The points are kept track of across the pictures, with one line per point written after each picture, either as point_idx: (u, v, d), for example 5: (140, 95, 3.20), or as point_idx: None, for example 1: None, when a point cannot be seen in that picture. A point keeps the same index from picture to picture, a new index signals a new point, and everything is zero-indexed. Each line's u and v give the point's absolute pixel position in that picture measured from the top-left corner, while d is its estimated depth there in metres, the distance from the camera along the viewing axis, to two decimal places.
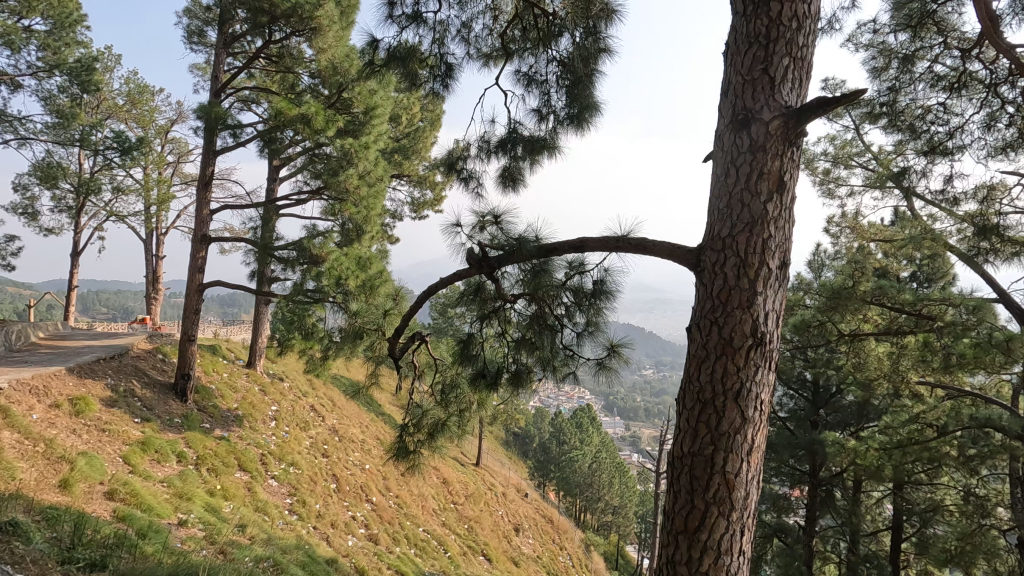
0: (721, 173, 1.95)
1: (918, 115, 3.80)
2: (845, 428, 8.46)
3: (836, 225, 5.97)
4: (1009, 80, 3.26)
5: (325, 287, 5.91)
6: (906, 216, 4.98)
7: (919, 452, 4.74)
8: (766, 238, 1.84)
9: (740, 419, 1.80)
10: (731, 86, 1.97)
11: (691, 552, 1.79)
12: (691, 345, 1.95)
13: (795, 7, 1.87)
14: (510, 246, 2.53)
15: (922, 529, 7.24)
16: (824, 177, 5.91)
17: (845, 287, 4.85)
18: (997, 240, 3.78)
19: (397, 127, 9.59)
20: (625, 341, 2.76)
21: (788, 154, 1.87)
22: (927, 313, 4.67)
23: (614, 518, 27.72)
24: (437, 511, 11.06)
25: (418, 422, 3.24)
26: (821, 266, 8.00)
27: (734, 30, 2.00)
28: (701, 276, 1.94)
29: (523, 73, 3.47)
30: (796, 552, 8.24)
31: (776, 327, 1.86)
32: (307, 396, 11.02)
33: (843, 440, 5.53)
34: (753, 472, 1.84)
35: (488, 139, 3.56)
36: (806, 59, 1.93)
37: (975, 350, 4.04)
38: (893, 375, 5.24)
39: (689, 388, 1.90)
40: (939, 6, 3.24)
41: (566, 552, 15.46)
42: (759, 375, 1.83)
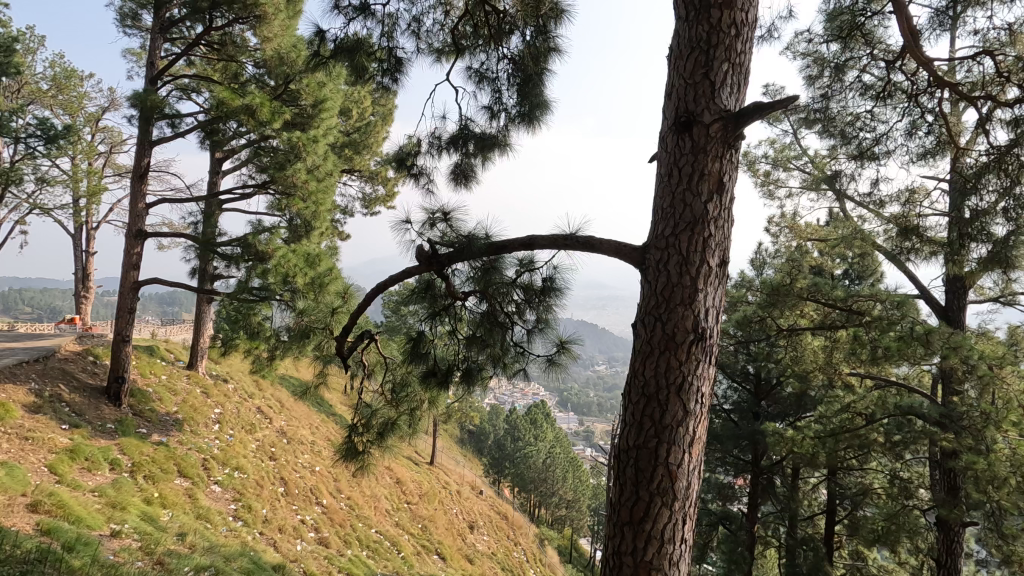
0: (665, 174, 2.01)
1: (848, 122, 4.01)
2: (785, 418, 8.86)
3: (776, 225, 6.24)
4: (928, 90, 3.46)
5: (272, 284, 5.68)
6: (839, 216, 5.22)
7: (851, 439, 5.13)
8: (707, 237, 1.90)
9: (682, 413, 1.86)
10: (674, 89, 2.03)
11: (636, 542, 1.84)
12: (636, 341, 2.00)
13: (734, 15, 1.95)
14: (459, 245, 2.52)
15: (853, 511, 7.69)
16: (765, 179, 6.17)
17: (783, 284, 5.19)
18: (917, 240, 4.05)
19: (348, 121, 9.36)
20: (575, 338, 2.81)
21: (728, 156, 1.93)
22: (858, 308, 4.92)
23: (568, 512, 28.16)
24: (391, 511, 10.93)
25: (367, 422, 3.20)
26: (762, 264, 8.36)
27: (677, 34, 2.06)
28: (646, 274, 2.00)
29: (475, 70, 3.46)
30: (739, 538, 8.59)
31: (716, 322, 1.93)
32: (253, 398, 10.63)
33: (781, 430, 5.68)
34: (695, 463, 1.90)
35: (439, 135, 3.52)
36: (744, 65, 2.00)
37: (899, 343, 4.32)
38: (827, 366, 5.51)
39: (635, 383, 1.95)
40: (867, 19, 3.42)
41: (521, 547, 15.57)
42: (701, 370, 1.89)
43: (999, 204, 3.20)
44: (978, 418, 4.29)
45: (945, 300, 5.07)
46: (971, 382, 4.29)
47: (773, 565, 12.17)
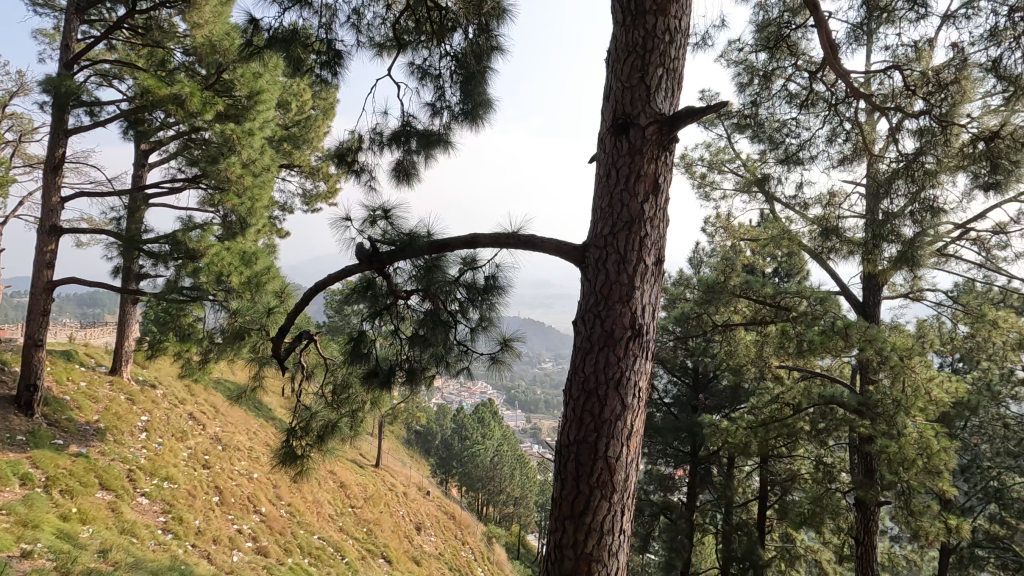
0: (604, 174, 2.05)
1: (776, 128, 4.23)
2: (721, 410, 9.27)
3: (711, 225, 6.50)
4: (846, 100, 3.69)
5: (203, 284, 5.41)
6: (769, 217, 5.49)
7: (779, 428, 5.44)
8: (643, 236, 1.96)
9: (620, 407, 1.91)
10: (613, 92, 2.08)
11: (576, 535, 1.88)
12: (577, 338, 2.04)
13: (668, 22, 2.02)
14: (401, 243, 2.49)
15: (783, 496, 8.15)
16: (702, 181, 6.41)
17: (718, 282, 5.43)
18: (837, 241, 4.34)
19: (286, 114, 9.03)
20: (517, 335, 2.84)
21: (663, 158, 2.00)
22: (785, 305, 5.22)
23: (515, 509, 28.34)
24: (334, 516, 10.68)
25: (306, 425, 3.10)
26: (699, 262, 8.70)
27: (615, 39, 2.11)
28: (586, 273, 2.04)
29: (417, 66, 3.42)
30: (679, 527, 8.93)
31: (652, 319, 2.00)
32: (184, 403, 10.07)
33: (716, 422, 5.94)
34: (632, 455, 1.96)
35: (381, 131, 3.45)
36: (678, 70, 2.07)
37: (822, 337, 4.62)
38: (758, 360, 5.82)
39: (575, 379, 1.99)
40: (791, 31, 3.62)
41: (468, 546, 15.56)
42: (638, 365, 1.95)
43: (906, 208, 3.47)
44: (890, 405, 4.63)
45: (863, 296, 5.44)
46: (885, 371, 4.65)
47: (711, 551, 12.73)
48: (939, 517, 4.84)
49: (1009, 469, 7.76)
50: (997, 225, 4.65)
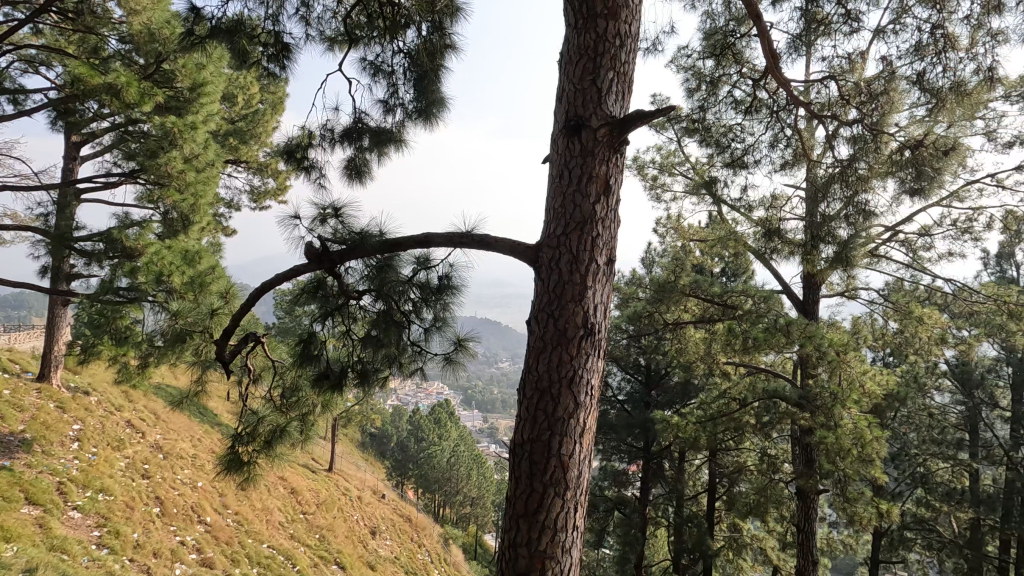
0: (557, 175, 2.07)
1: (722, 132, 4.37)
2: (672, 406, 9.54)
3: (663, 226, 6.67)
4: (786, 107, 3.85)
5: (142, 285, 5.14)
6: (716, 218, 5.68)
7: (727, 422, 5.64)
8: (595, 237, 1.99)
9: (573, 405, 1.94)
10: (565, 94, 2.11)
11: (530, 533, 1.89)
12: (531, 337, 2.06)
13: (618, 26, 2.06)
14: (353, 242, 2.45)
15: (731, 488, 8.46)
16: (653, 183, 6.57)
17: (669, 281, 5.59)
18: (779, 242, 4.53)
19: (232, 107, 8.67)
20: (472, 335, 2.83)
21: (614, 160, 2.03)
22: (733, 303, 5.42)
23: (472, 509, 28.26)
24: (284, 523, 10.37)
25: (253, 430, 2.99)
26: (652, 262, 8.91)
27: (567, 41, 2.13)
28: (539, 273, 2.06)
29: (369, 62, 3.36)
30: (633, 521, 9.13)
31: (604, 318, 2.03)
32: (121, 410, 9.53)
33: (667, 418, 6.10)
34: (585, 452, 1.99)
35: (331, 128, 3.37)
36: (628, 74, 2.11)
37: (766, 334, 4.83)
38: (706, 357, 6.02)
39: (529, 378, 2.01)
40: (736, 40, 3.76)
41: (425, 549, 15.40)
42: (590, 363, 1.98)
43: (841, 211, 3.66)
44: (827, 398, 4.87)
45: (803, 294, 5.72)
46: (823, 365, 4.90)
47: (663, 544, 13.08)
48: (871, 502, 5.14)
49: (934, 455, 8.30)
50: (922, 228, 4.98)
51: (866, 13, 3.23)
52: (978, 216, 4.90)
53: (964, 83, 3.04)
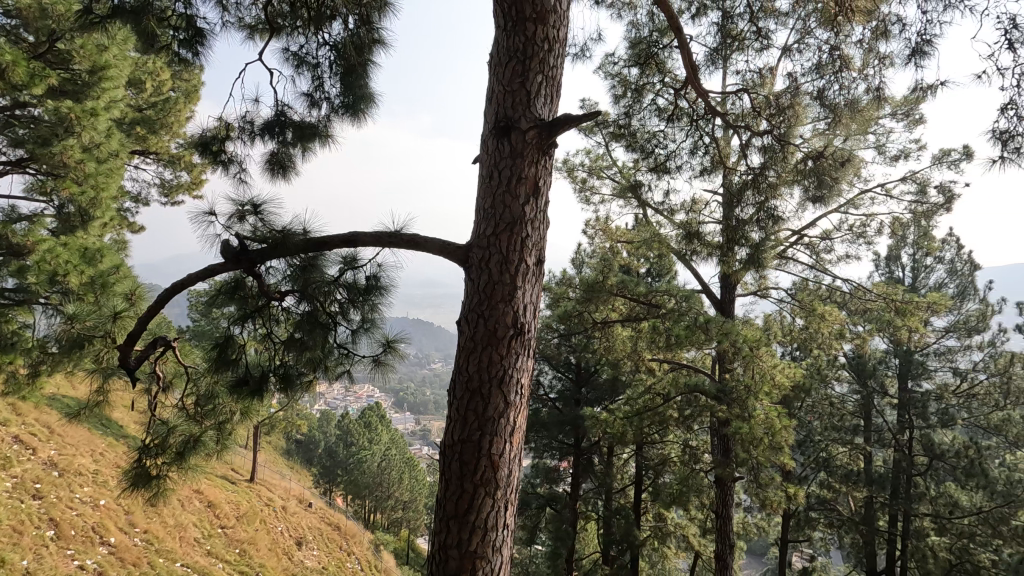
0: (487, 175, 2.08)
1: (646, 138, 4.51)
2: (601, 403, 9.81)
3: (591, 228, 6.84)
4: (705, 116, 4.04)
5: (32, 286, 4.65)
6: (642, 220, 5.89)
7: (652, 417, 5.88)
8: (524, 237, 2.02)
9: (503, 404, 1.95)
10: (495, 94, 2.12)
11: (461, 534, 1.88)
12: (461, 337, 2.05)
13: (547, 31, 2.10)
14: (275, 240, 2.36)
15: (656, 479, 8.83)
16: (582, 186, 6.73)
17: (597, 281, 5.76)
18: (698, 244, 4.78)
19: (139, 93, 8.02)
20: (401, 337, 2.79)
21: (542, 162, 2.07)
22: (657, 302, 5.65)
23: (404, 514, 27.76)
24: (200, 539, 9.74)
25: (163, 441, 2.78)
26: (581, 262, 9.12)
27: (497, 43, 2.15)
28: (469, 273, 2.06)
29: (292, 53, 3.22)
30: (564, 516, 9.31)
31: (534, 318, 2.06)
32: (7, 425, 8.57)
33: (596, 414, 6.27)
34: (515, 451, 2.00)
35: (250, 120, 3.20)
36: (556, 78, 2.16)
37: (687, 332, 5.07)
38: (632, 354, 6.24)
39: (459, 379, 2.00)
40: (659, 50, 3.92)
41: (354, 557, 14.95)
42: (520, 362, 2.00)
43: (754, 216, 3.85)
44: (742, 390, 5.20)
45: (721, 293, 6.07)
46: (738, 360, 5.21)
47: (593, 537, 13.44)
48: (781, 486, 5.53)
49: (835, 441, 9.04)
50: (824, 232, 5.43)
51: (775, 32, 3.46)
52: (870, 222, 5.40)
53: (857, 101, 3.37)
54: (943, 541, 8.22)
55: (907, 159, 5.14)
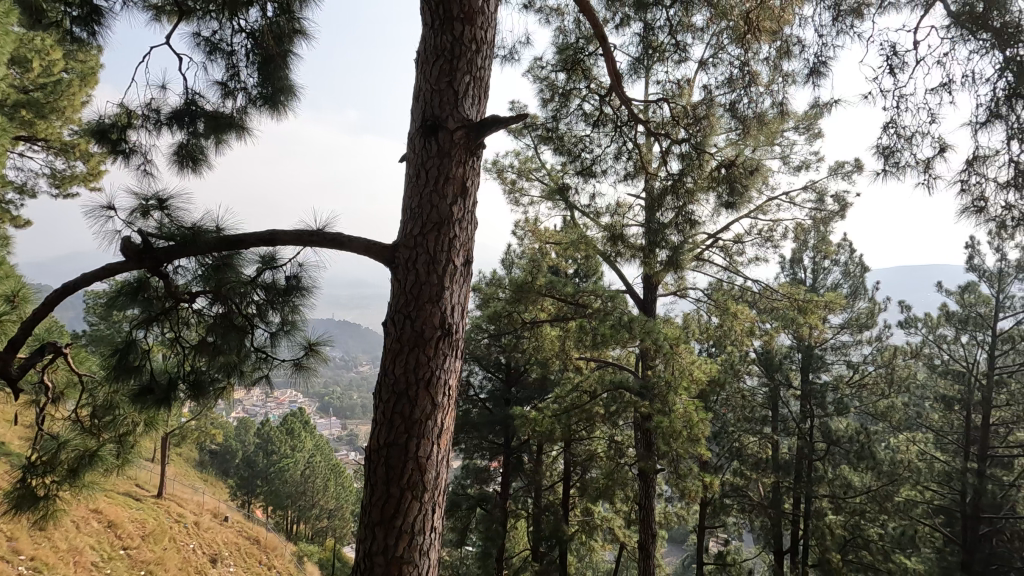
0: (413, 174, 2.05)
1: (573, 142, 4.60)
2: (530, 402, 9.94)
3: (521, 228, 6.91)
4: (628, 123, 4.17)
5: None
6: (569, 222, 6.03)
7: (579, 414, 6.01)
8: (452, 237, 2.01)
9: (431, 406, 1.93)
10: (422, 93, 2.09)
11: (387, 540, 1.84)
12: (387, 339, 2.01)
13: (474, 32, 2.10)
14: (185, 237, 2.22)
15: (584, 474, 9.06)
16: (511, 187, 6.79)
17: (526, 282, 5.84)
18: (622, 246, 4.96)
19: (23, 73, 7.22)
20: (324, 339, 2.70)
21: (470, 162, 2.07)
22: (584, 302, 5.79)
23: (330, 522, 26.79)
24: (99, 563, 8.93)
25: (51, 458, 2.52)
26: (511, 263, 9.20)
27: (424, 40, 2.13)
28: (395, 273, 2.02)
29: (204, 38, 3.02)
30: (494, 516, 9.35)
31: (461, 318, 2.05)
32: None
33: (526, 412, 6.34)
34: (443, 453, 1.99)
35: (155, 108, 2.97)
36: (484, 79, 2.16)
37: (613, 330, 5.24)
38: (561, 353, 6.37)
39: (385, 382, 1.96)
40: (584, 56, 4.03)
41: (276, 570, 14.26)
42: (447, 363, 1.99)
43: (673, 220, 4.06)
44: (663, 386, 5.45)
45: (644, 294, 6.33)
46: (660, 357, 5.45)
47: (523, 535, 13.59)
48: (698, 476, 5.85)
49: (746, 431, 9.67)
50: (736, 236, 5.80)
51: (691, 45, 3.65)
52: (776, 227, 5.83)
53: (763, 114, 3.63)
54: (839, 519, 9.01)
55: (807, 170, 5.60)
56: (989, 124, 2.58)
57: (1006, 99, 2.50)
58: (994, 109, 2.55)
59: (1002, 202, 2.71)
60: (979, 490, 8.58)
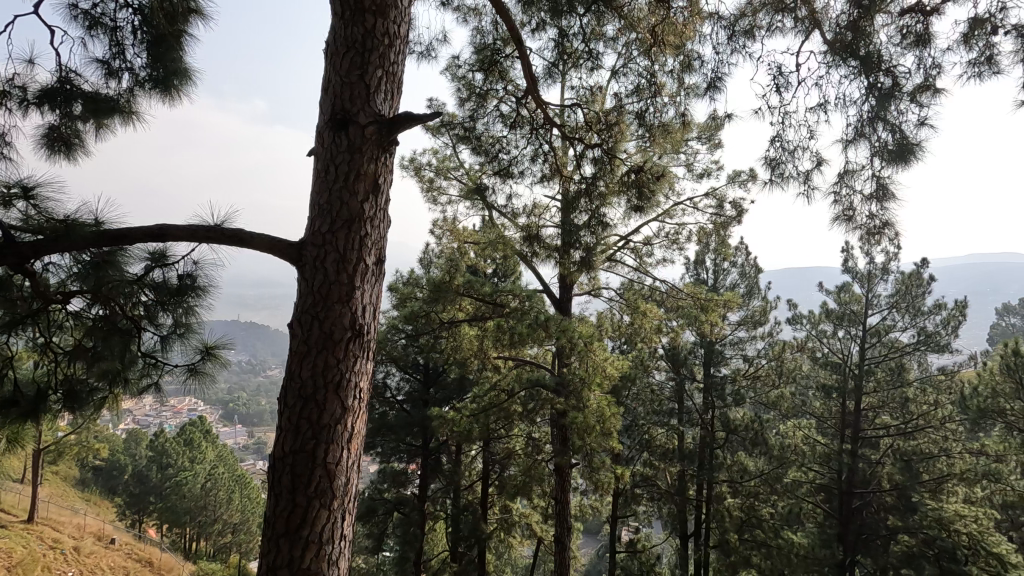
0: (321, 169, 1.97)
1: (490, 143, 4.61)
2: (449, 402, 9.88)
3: (439, 228, 6.85)
4: (544, 126, 4.23)
5: None
6: (487, 222, 6.04)
7: (497, 412, 6.04)
8: (363, 236, 1.95)
9: (340, 410, 1.86)
10: (331, 85, 2.01)
11: (292, 552, 1.75)
12: (293, 341, 1.92)
13: (386, 26, 2.06)
14: (56, 231, 2.01)
15: (502, 472, 9.16)
16: (429, 186, 6.72)
17: (444, 282, 5.84)
18: (538, 247, 5.09)
19: None
20: (224, 342, 2.53)
21: (382, 159, 2.02)
22: (502, 301, 5.84)
23: (235, 537, 25.16)
24: None
25: None
26: (429, 263, 9.09)
27: (334, 31, 2.05)
28: (302, 271, 1.92)
29: (82, 10, 2.73)
30: (412, 519, 9.22)
31: (373, 319, 2.00)
32: None
33: (444, 413, 6.29)
34: (353, 458, 1.92)
35: (22, 85, 2.64)
36: (397, 75, 2.12)
37: (528, 329, 5.32)
38: (479, 352, 6.36)
39: (291, 386, 1.87)
40: (501, 58, 4.06)
41: None
42: (358, 365, 1.93)
43: (587, 222, 4.22)
44: (578, 382, 5.61)
45: (560, 294, 6.49)
46: (575, 355, 5.63)
47: (442, 537, 13.53)
48: (610, 468, 6.10)
49: (654, 424, 10.21)
50: (645, 239, 6.10)
51: (603, 54, 3.79)
52: (682, 230, 6.19)
53: (668, 124, 3.86)
54: (736, 502, 9.73)
55: (709, 178, 6.00)
56: (856, 141, 2.90)
57: (869, 121, 2.81)
58: (861, 129, 2.86)
59: (867, 211, 3.06)
60: (852, 468, 9.61)
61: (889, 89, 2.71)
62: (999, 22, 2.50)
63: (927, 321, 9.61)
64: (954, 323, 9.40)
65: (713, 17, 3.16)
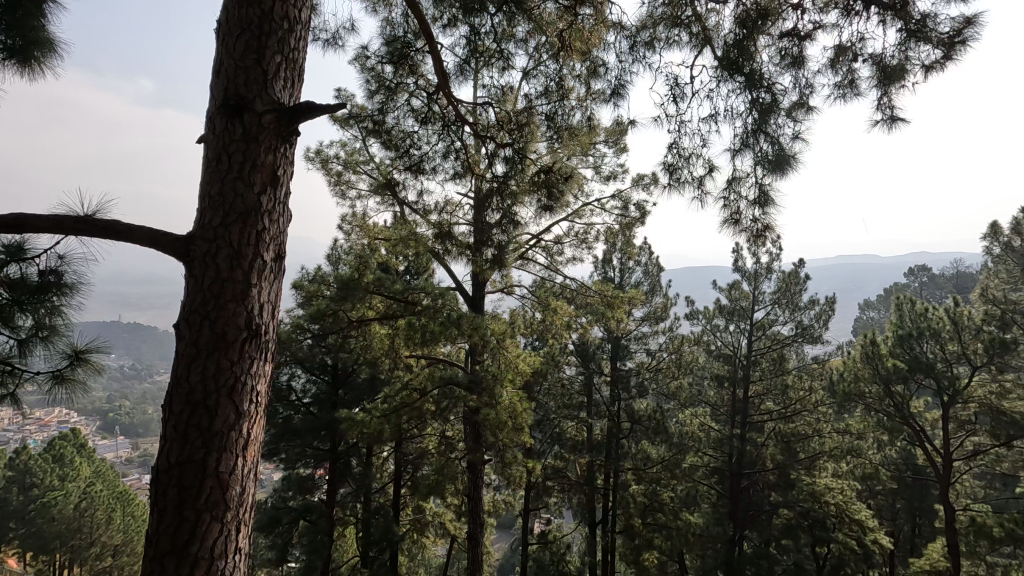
0: (212, 158, 1.83)
1: (400, 138, 4.51)
2: (359, 403, 9.56)
3: (348, 223, 6.61)
4: (455, 123, 4.21)
5: None
6: (398, 218, 5.90)
7: (409, 412, 5.91)
8: (260, 230, 1.84)
9: (234, 416, 1.75)
10: (223, 67, 1.88)
11: (179, 571, 1.62)
12: (179, 343, 1.77)
13: (286, 10, 1.96)
14: None
15: (415, 472, 9.04)
16: (337, 180, 6.47)
17: (353, 280, 5.65)
18: (450, 244, 5.06)
19: None
20: (98, 346, 2.30)
21: (281, 150, 1.92)
22: (413, 300, 5.73)
23: (115, 561, 22.80)
24: None
25: None
26: (338, 259, 8.78)
27: (226, 10, 1.92)
28: (190, 268, 1.78)
29: None
30: (319, 526, 8.83)
31: (270, 318, 1.89)
32: None
33: (353, 414, 6.06)
34: (249, 465, 1.82)
35: None
36: (297, 62, 2.02)
37: (442, 326, 5.28)
38: (390, 351, 6.20)
39: (177, 392, 1.72)
40: (413, 51, 3.99)
41: None
42: (254, 367, 1.82)
43: (500, 220, 4.28)
44: (491, 379, 5.63)
45: (472, 290, 6.50)
46: (487, 351, 5.69)
47: (353, 543, 13.10)
48: (522, 462, 6.20)
49: (565, 417, 10.61)
50: (556, 238, 6.26)
51: (514, 54, 3.84)
52: (590, 230, 6.42)
53: (574, 126, 4.00)
54: (641, 488, 10.25)
55: (615, 180, 6.27)
56: (742, 151, 3.15)
57: (753, 132, 3.07)
58: (746, 139, 3.11)
59: (751, 215, 3.33)
60: (741, 451, 10.45)
61: (769, 104, 2.98)
62: (858, 50, 2.83)
63: (804, 316, 10.58)
64: (825, 317, 10.42)
65: (616, 27, 3.30)
